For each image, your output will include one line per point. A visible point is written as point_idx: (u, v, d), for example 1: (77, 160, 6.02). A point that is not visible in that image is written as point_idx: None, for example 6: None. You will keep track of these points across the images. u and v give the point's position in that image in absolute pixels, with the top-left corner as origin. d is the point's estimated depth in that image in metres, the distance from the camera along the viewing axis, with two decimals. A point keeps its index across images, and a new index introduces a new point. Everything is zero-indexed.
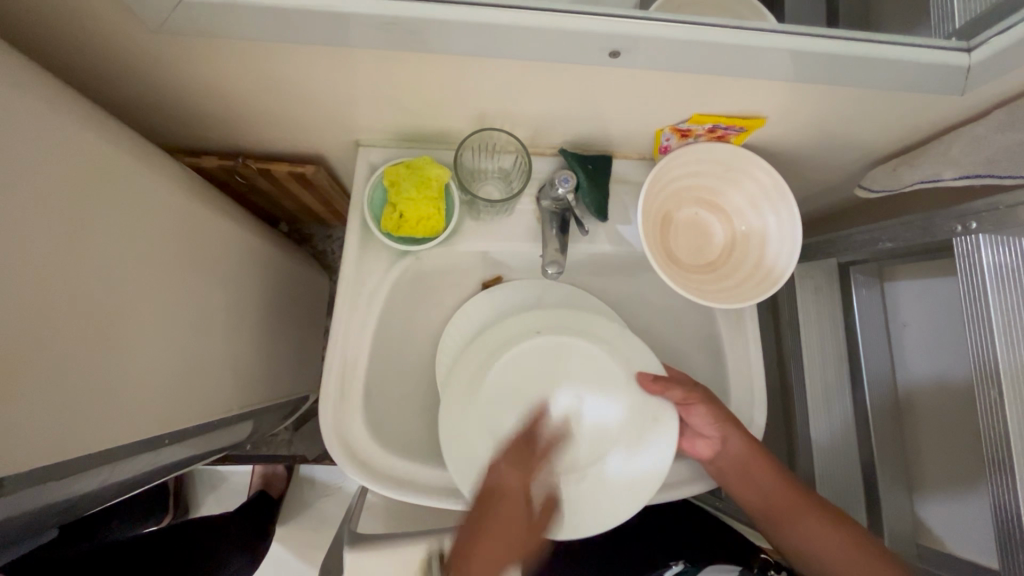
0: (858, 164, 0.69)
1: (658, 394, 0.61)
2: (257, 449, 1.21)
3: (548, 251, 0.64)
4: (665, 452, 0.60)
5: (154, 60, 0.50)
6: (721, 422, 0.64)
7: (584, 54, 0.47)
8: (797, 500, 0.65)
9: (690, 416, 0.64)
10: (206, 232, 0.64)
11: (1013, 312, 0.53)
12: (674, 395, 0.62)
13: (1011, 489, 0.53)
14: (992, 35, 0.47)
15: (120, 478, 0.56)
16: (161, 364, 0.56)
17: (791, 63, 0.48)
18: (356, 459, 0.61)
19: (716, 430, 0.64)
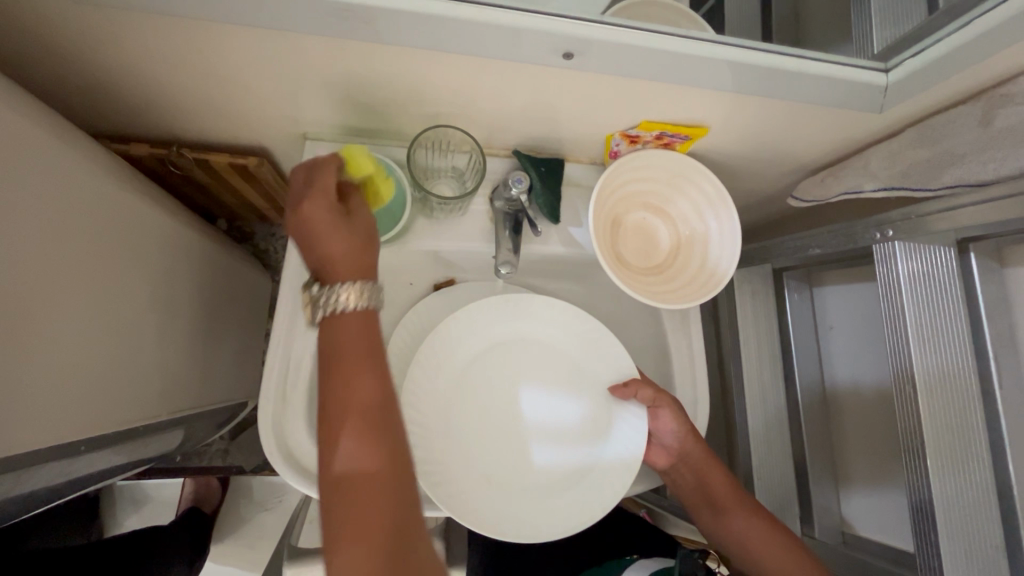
0: (791, 174, 0.74)
1: (630, 394, 0.65)
2: (188, 460, 1.15)
3: (501, 251, 0.65)
4: (611, 458, 0.64)
5: (81, 35, 0.46)
6: (682, 435, 0.68)
7: (538, 54, 0.48)
8: (734, 498, 0.69)
9: (656, 418, 0.68)
10: (136, 223, 0.60)
11: (922, 314, 0.58)
12: (646, 395, 0.66)
13: (924, 476, 0.58)
14: (906, 57, 0.52)
15: (29, 488, 0.50)
16: (82, 365, 0.51)
17: (732, 73, 0.51)
18: (298, 467, 0.58)
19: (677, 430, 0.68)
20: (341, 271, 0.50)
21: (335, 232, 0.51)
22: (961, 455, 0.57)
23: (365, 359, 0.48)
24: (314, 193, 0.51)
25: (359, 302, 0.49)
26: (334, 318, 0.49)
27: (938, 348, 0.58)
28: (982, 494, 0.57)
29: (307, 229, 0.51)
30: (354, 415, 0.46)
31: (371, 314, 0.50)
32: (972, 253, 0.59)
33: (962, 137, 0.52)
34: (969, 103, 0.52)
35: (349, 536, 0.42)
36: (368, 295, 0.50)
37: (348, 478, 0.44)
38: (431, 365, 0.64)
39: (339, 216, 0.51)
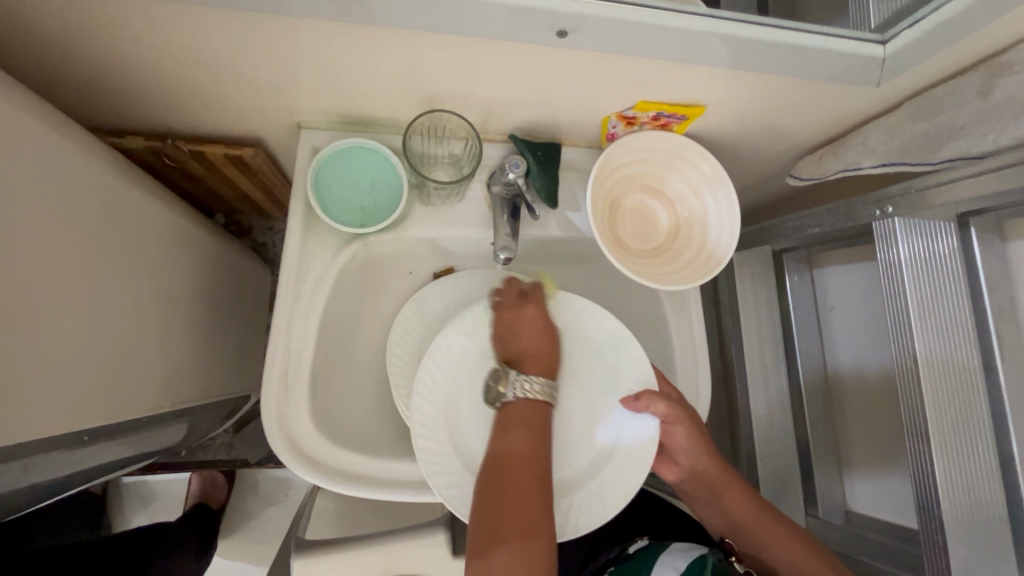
0: (789, 153, 0.73)
1: (644, 407, 0.61)
2: (193, 454, 1.16)
3: (498, 237, 0.64)
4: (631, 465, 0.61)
5: (70, 24, 0.46)
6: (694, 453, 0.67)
7: (533, 32, 0.47)
8: (733, 495, 0.68)
9: (672, 435, 0.65)
10: (133, 215, 0.60)
11: (924, 292, 0.59)
12: (657, 409, 0.62)
13: (926, 452, 0.58)
14: (903, 28, 0.51)
15: (34, 480, 0.51)
16: (82, 358, 0.51)
17: (727, 48, 0.50)
18: (303, 457, 0.58)
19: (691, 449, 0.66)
20: (532, 367, 0.59)
21: (534, 337, 0.61)
22: (964, 431, 0.57)
23: (546, 334, 0.61)
24: (518, 309, 0.62)
25: (539, 395, 0.57)
26: (523, 334, 0.61)
27: (940, 326, 0.58)
28: (986, 470, 0.57)
29: (501, 329, 0.62)
30: (533, 407, 0.57)
31: (545, 405, 0.57)
32: (972, 228, 0.58)
33: (960, 109, 0.51)
34: (968, 74, 0.51)
35: (518, 513, 0.50)
36: (547, 392, 0.57)
37: (508, 457, 0.53)
38: (440, 353, 0.62)
39: (545, 321, 0.62)
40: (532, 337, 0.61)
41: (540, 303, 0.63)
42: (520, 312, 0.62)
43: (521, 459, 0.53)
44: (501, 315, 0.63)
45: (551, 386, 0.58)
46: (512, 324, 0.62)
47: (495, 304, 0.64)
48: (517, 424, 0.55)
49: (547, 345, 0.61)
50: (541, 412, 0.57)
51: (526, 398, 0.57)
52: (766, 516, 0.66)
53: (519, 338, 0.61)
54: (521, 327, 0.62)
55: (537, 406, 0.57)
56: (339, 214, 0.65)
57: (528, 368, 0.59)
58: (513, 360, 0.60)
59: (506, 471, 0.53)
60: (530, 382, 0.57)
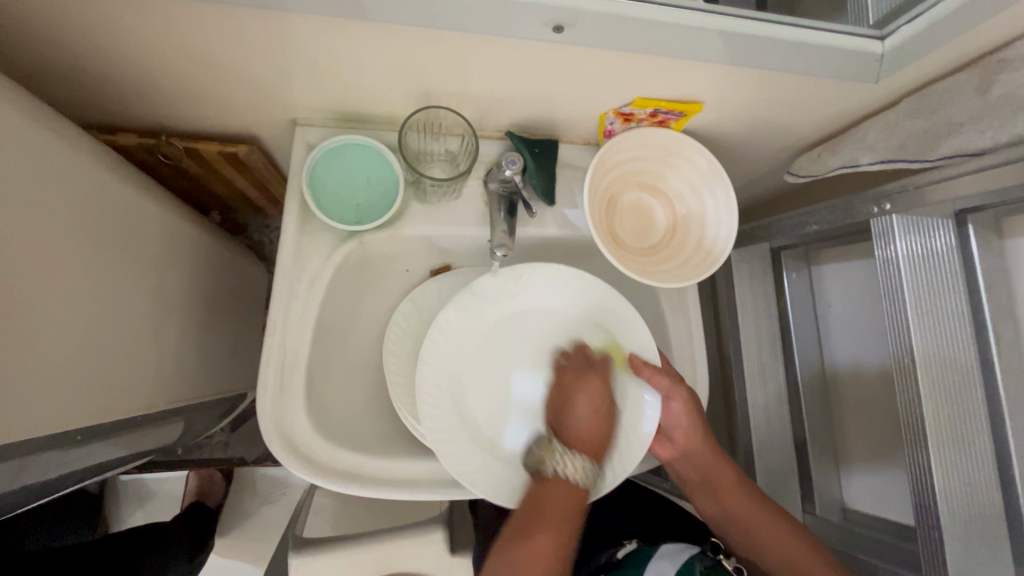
0: (787, 150, 0.73)
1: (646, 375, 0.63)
2: (191, 454, 1.13)
3: (496, 234, 0.64)
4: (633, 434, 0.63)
5: (60, 19, 0.45)
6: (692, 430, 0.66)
7: (529, 28, 0.47)
8: (727, 481, 0.68)
9: (669, 409, 0.66)
10: (127, 213, 0.59)
11: (922, 289, 0.58)
12: (659, 381, 0.63)
13: (924, 449, 0.58)
14: (902, 24, 0.51)
15: (26, 480, 0.50)
16: (76, 357, 0.51)
17: (725, 44, 0.50)
18: (299, 456, 0.58)
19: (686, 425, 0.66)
20: (580, 434, 0.63)
21: (586, 416, 0.63)
22: (961, 428, 0.57)
23: (602, 386, 0.65)
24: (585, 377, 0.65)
25: (582, 479, 0.61)
26: (582, 398, 0.64)
27: (938, 322, 0.58)
28: (982, 467, 0.57)
29: (557, 394, 0.65)
30: (572, 489, 0.60)
31: (580, 488, 0.60)
32: (971, 227, 0.58)
33: (959, 105, 0.51)
34: (966, 70, 0.51)
35: (539, 553, 0.56)
36: (587, 475, 0.61)
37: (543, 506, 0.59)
38: (444, 333, 0.63)
39: (597, 415, 0.63)
40: (582, 400, 0.64)
41: (602, 374, 0.65)
42: (581, 380, 0.65)
43: (553, 503, 0.59)
44: (585, 380, 0.65)
45: (592, 469, 0.61)
46: (570, 389, 0.65)
47: (558, 365, 0.67)
48: (565, 503, 0.59)
49: (601, 432, 0.63)
50: (575, 497, 0.60)
51: (565, 477, 0.61)
52: (762, 507, 0.67)
53: (575, 399, 0.64)
54: (580, 394, 0.64)
55: (577, 489, 0.60)
56: (337, 212, 0.65)
57: (574, 443, 0.62)
58: (568, 444, 0.62)
59: (541, 504, 0.59)
60: (571, 457, 0.61)
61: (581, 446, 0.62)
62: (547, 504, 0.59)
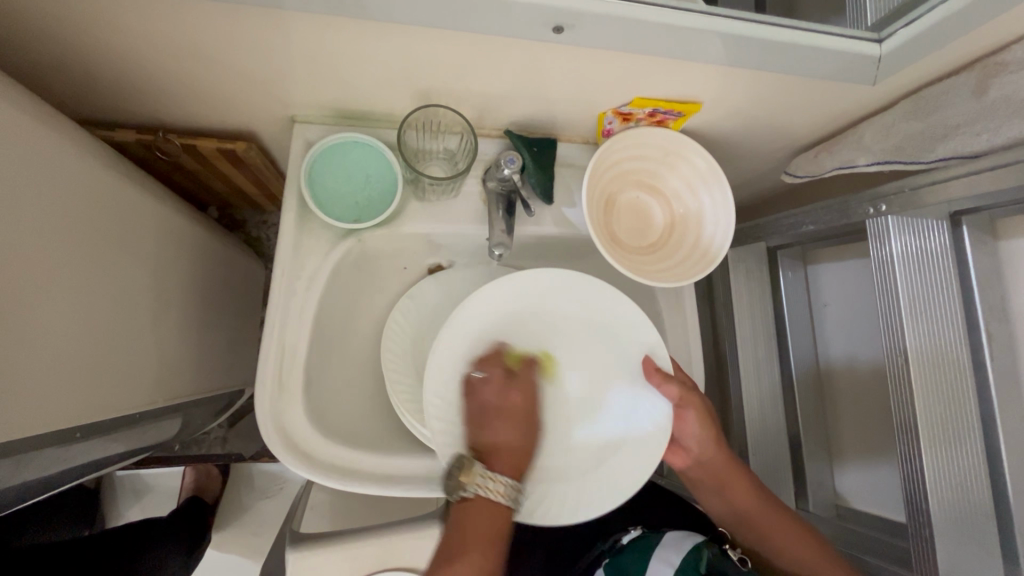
0: (785, 150, 0.73)
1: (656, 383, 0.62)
2: (189, 450, 1.16)
3: (494, 232, 0.65)
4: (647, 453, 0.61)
5: (59, 16, 0.45)
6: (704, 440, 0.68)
7: (530, 29, 0.47)
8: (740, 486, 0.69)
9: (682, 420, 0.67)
10: (126, 210, 0.59)
11: (917, 291, 0.59)
12: (672, 393, 0.62)
13: (915, 447, 0.59)
14: (900, 27, 0.51)
15: (26, 476, 0.51)
16: (74, 354, 0.51)
17: (725, 45, 0.50)
18: (298, 453, 0.58)
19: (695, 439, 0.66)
20: (501, 466, 0.58)
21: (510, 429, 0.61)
22: (954, 426, 0.58)
23: (513, 419, 0.61)
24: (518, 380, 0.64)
25: (503, 496, 0.56)
26: (501, 422, 0.60)
27: (932, 323, 0.59)
28: (974, 465, 0.57)
29: (478, 412, 0.60)
30: (496, 511, 0.56)
31: (504, 510, 0.56)
32: (964, 226, 0.58)
33: (955, 108, 0.52)
34: (962, 73, 0.52)
35: (473, 555, 0.54)
36: (510, 493, 0.57)
37: (467, 511, 0.56)
38: (449, 340, 0.61)
39: (527, 427, 0.62)
40: (496, 428, 0.60)
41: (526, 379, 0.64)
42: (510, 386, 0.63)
43: (477, 523, 0.56)
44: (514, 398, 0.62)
45: (515, 488, 0.57)
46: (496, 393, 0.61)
47: (477, 380, 0.62)
48: (485, 526, 0.56)
49: (516, 440, 0.60)
50: (498, 516, 0.56)
51: (487, 495, 0.56)
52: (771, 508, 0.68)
53: (484, 425, 0.60)
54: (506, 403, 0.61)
55: (502, 511, 0.56)
56: (336, 210, 0.65)
57: (496, 463, 0.58)
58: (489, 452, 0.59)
59: (462, 522, 0.56)
60: (492, 479, 0.56)
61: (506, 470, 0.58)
62: (467, 533, 0.56)
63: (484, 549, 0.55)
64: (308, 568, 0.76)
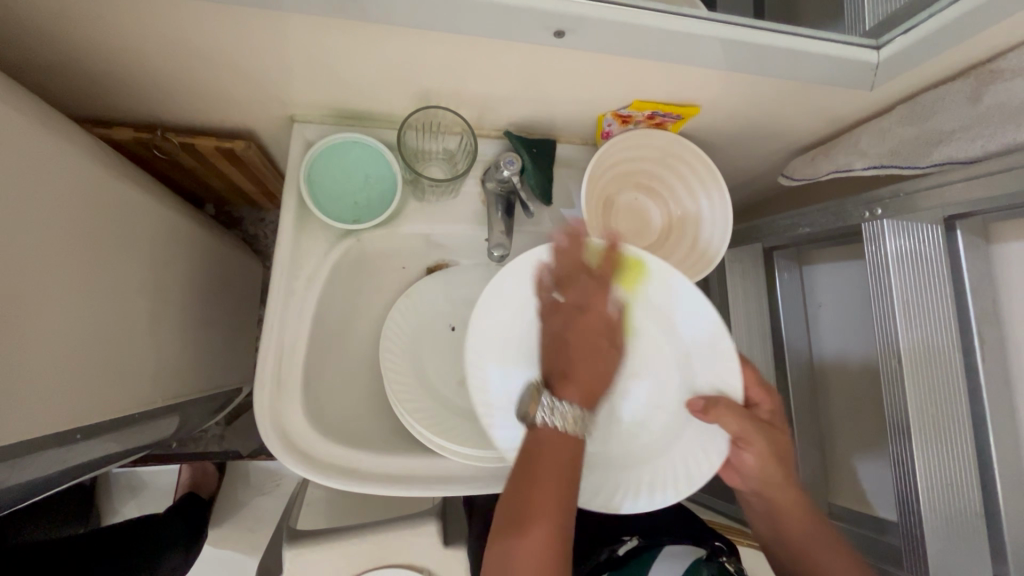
0: (782, 153, 0.74)
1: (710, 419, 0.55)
2: (185, 447, 1.16)
3: (493, 234, 0.65)
4: (681, 468, 0.58)
5: (57, 15, 0.45)
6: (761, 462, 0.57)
7: (530, 32, 0.47)
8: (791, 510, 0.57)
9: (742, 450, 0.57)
10: (124, 210, 0.59)
11: (910, 293, 0.60)
12: (728, 423, 0.55)
13: (908, 448, 0.59)
14: (897, 34, 0.52)
15: (25, 477, 0.51)
16: (73, 355, 0.51)
17: (724, 50, 0.50)
18: (297, 453, 0.58)
19: (760, 477, 0.57)
20: (574, 392, 0.51)
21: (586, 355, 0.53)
22: (946, 426, 0.59)
23: (597, 346, 0.53)
24: (599, 308, 0.54)
25: (572, 426, 0.49)
26: (582, 312, 0.53)
27: (924, 324, 0.59)
28: (965, 464, 0.58)
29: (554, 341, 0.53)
30: (562, 437, 0.49)
31: (579, 440, 0.49)
32: (959, 230, 0.59)
33: (950, 114, 0.52)
34: (957, 80, 0.52)
35: (532, 539, 0.44)
36: (581, 425, 0.49)
37: (529, 495, 0.46)
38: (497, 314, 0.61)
39: (598, 329, 0.53)
40: (594, 368, 0.52)
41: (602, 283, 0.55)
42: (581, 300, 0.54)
43: (549, 469, 0.48)
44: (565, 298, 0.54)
45: (587, 417, 0.50)
46: (579, 332, 0.53)
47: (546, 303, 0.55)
48: (547, 444, 0.49)
49: (597, 367, 0.52)
50: (570, 442, 0.49)
51: (553, 426, 0.49)
52: (818, 534, 0.56)
53: (568, 360, 0.52)
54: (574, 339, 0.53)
55: (570, 436, 0.49)
56: (336, 210, 0.65)
57: (569, 388, 0.51)
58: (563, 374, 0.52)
59: (535, 469, 0.48)
60: (562, 405, 0.49)
61: (592, 402, 0.52)
62: (539, 475, 0.47)
63: (544, 543, 0.44)
64: (305, 564, 0.77)
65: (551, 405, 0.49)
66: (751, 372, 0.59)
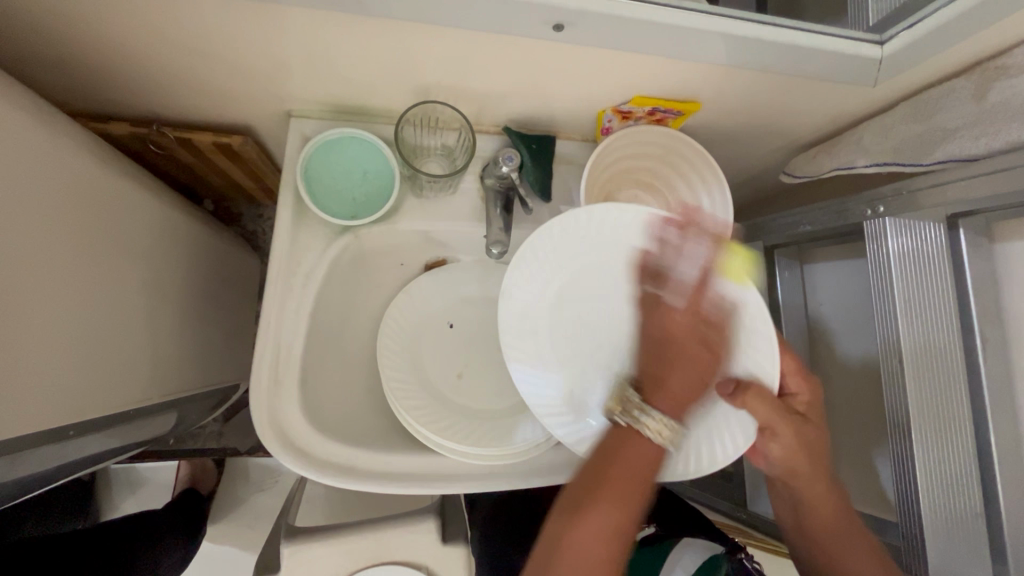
0: (783, 150, 0.73)
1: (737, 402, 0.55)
2: (183, 443, 1.16)
3: (491, 231, 0.64)
4: (709, 443, 0.56)
5: (52, 8, 0.44)
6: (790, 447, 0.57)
7: (530, 26, 0.47)
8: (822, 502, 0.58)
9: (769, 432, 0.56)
10: (120, 205, 0.58)
11: (911, 292, 0.59)
12: (755, 408, 0.54)
13: (909, 445, 0.59)
14: (902, 29, 0.51)
15: (22, 473, 0.50)
16: (69, 351, 0.51)
17: (728, 45, 0.50)
18: (294, 450, 0.58)
19: (785, 461, 0.58)
20: (666, 408, 0.49)
21: (688, 382, 0.50)
22: (946, 424, 0.58)
23: (693, 340, 0.52)
24: (693, 310, 0.53)
25: (659, 436, 0.48)
26: (680, 365, 0.51)
27: (925, 323, 0.59)
28: (965, 464, 0.58)
29: (656, 345, 0.52)
30: (653, 455, 0.49)
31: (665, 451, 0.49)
32: (961, 228, 0.58)
33: (955, 111, 0.51)
34: (962, 77, 0.52)
35: (597, 526, 0.45)
36: (671, 437, 0.48)
37: (596, 489, 0.47)
38: (529, 280, 0.60)
39: (700, 351, 0.51)
40: (691, 381, 0.50)
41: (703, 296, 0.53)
42: (695, 324, 0.52)
43: (624, 474, 0.48)
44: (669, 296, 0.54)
45: (682, 433, 0.49)
46: (674, 351, 0.51)
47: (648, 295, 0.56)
48: (635, 468, 0.48)
49: (701, 389, 0.51)
50: (652, 454, 0.48)
51: (649, 437, 0.48)
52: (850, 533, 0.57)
53: (672, 376, 0.50)
54: (684, 361, 0.51)
55: (659, 449, 0.48)
56: (334, 206, 0.64)
57: (663, 404, 0.50)
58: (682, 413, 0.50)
59: (610, 476, 0.47)
60: (649, 415, 0.49)
61: (677, 412, 0.50)
62: (615, 480, 0.47)
63: (599, 541, 0.45)
64: (304, 561, 0.77)
65: (647, 415, 0.48)
66: (791, 359, 0.59)
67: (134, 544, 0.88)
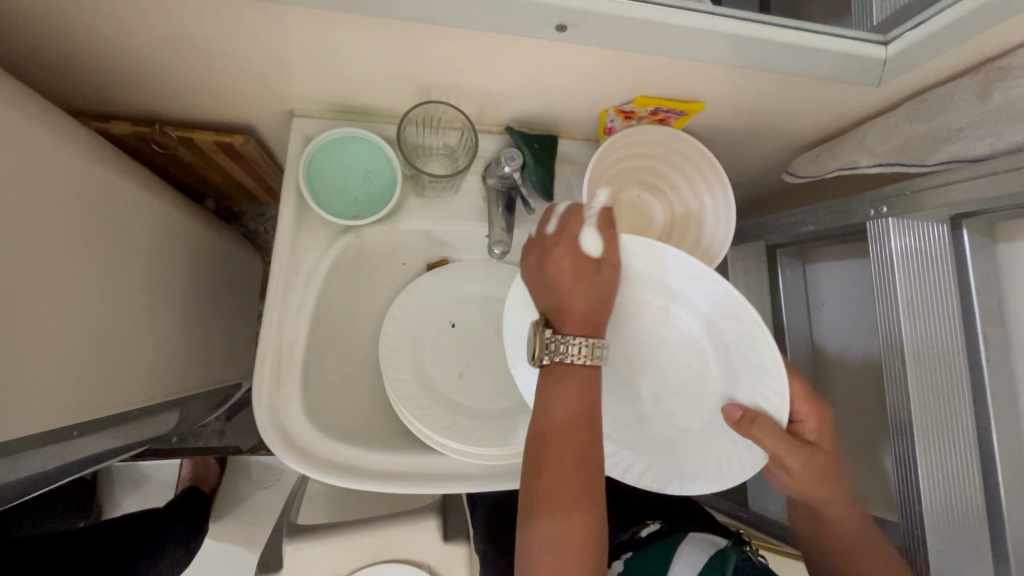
0: (786, 150, 0.73)
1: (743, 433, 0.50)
2: (186, 442, 1.15)
3: (494, 231, 0.64)
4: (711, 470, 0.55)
5: (53, 9, 0.44)
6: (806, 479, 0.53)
7: (532, 26, 0.46)
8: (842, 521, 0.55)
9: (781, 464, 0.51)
10: (122, 204, 0.58)
11: (914, 293, 0.59)
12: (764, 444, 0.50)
13: (910, 446, 0.59)
14: (906, 29, 0.51)
15: (25, 472, 0.51)
16: (71, 352, 0.51)
17: (728, 45, 0.50)
18: (295, 449, 0.58)
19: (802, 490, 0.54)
20: (570, 325, 0.52)
21: (585, 295, 0.52)
22: (948, 425, 0.58)
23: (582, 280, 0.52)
24: (567, 238, 0.53)
25: (580, 357, 0.51)
26: (560, 261, 0.53)
27: (928, 325, 0.59)
28: (966, 464, 0.58)
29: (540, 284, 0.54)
30: (581, 389, 0.51)
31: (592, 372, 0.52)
32: (965, 229, 0.59)
33: (959, 111, 0.51)
34: (966, 77, 0.51)
35: (561, 512, 0.48)
36: (595, 353, 0.51)
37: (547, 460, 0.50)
38: None
39: (592, 275, 0.52)
40: (576, 297, 0.52)
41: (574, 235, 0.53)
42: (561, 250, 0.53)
43: (567, 453, 0.50)
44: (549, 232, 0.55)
45: (596, 345, 0.51)
46: (557, 276, 0.53)
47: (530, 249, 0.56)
48: (568, 415, 0.50)
49: (585, 298, 0.52)
50: (580, 395, 0.51)
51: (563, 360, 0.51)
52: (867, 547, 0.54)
53: (563, 295, 0.52)
54: (558, 275, 0.52)
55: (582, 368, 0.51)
56: (335, 206, 0.64)
57: (568, 325, 0.52)
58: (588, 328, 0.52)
59: (547, 449, 0.50)
60: (567, 344, 0.51)
61: (576, 326, 0.52)
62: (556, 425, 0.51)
63: (570, 527, 0.48)
64: (306, 558, 0.77)
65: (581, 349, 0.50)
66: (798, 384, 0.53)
67: (137, 541, 0.89)
